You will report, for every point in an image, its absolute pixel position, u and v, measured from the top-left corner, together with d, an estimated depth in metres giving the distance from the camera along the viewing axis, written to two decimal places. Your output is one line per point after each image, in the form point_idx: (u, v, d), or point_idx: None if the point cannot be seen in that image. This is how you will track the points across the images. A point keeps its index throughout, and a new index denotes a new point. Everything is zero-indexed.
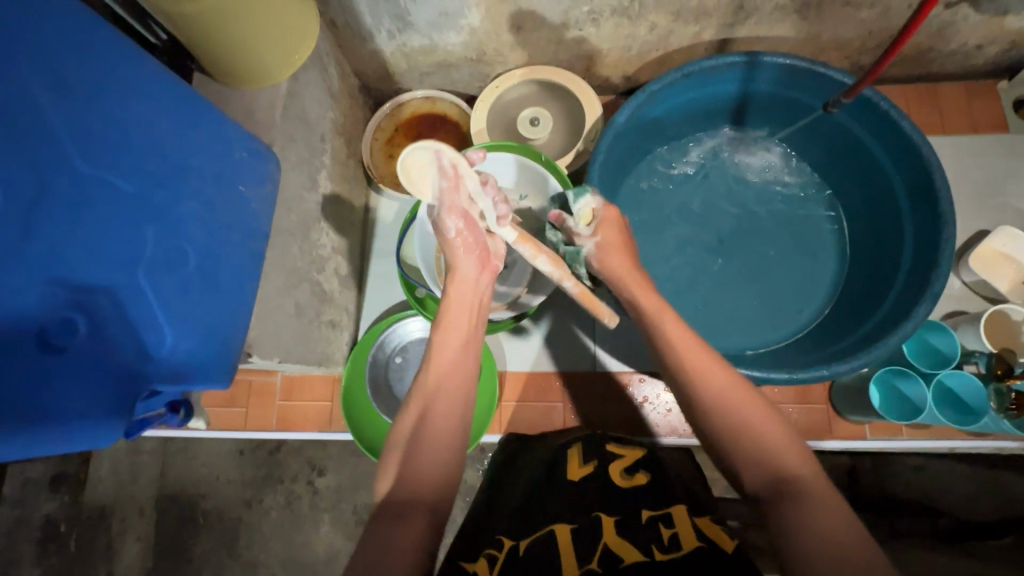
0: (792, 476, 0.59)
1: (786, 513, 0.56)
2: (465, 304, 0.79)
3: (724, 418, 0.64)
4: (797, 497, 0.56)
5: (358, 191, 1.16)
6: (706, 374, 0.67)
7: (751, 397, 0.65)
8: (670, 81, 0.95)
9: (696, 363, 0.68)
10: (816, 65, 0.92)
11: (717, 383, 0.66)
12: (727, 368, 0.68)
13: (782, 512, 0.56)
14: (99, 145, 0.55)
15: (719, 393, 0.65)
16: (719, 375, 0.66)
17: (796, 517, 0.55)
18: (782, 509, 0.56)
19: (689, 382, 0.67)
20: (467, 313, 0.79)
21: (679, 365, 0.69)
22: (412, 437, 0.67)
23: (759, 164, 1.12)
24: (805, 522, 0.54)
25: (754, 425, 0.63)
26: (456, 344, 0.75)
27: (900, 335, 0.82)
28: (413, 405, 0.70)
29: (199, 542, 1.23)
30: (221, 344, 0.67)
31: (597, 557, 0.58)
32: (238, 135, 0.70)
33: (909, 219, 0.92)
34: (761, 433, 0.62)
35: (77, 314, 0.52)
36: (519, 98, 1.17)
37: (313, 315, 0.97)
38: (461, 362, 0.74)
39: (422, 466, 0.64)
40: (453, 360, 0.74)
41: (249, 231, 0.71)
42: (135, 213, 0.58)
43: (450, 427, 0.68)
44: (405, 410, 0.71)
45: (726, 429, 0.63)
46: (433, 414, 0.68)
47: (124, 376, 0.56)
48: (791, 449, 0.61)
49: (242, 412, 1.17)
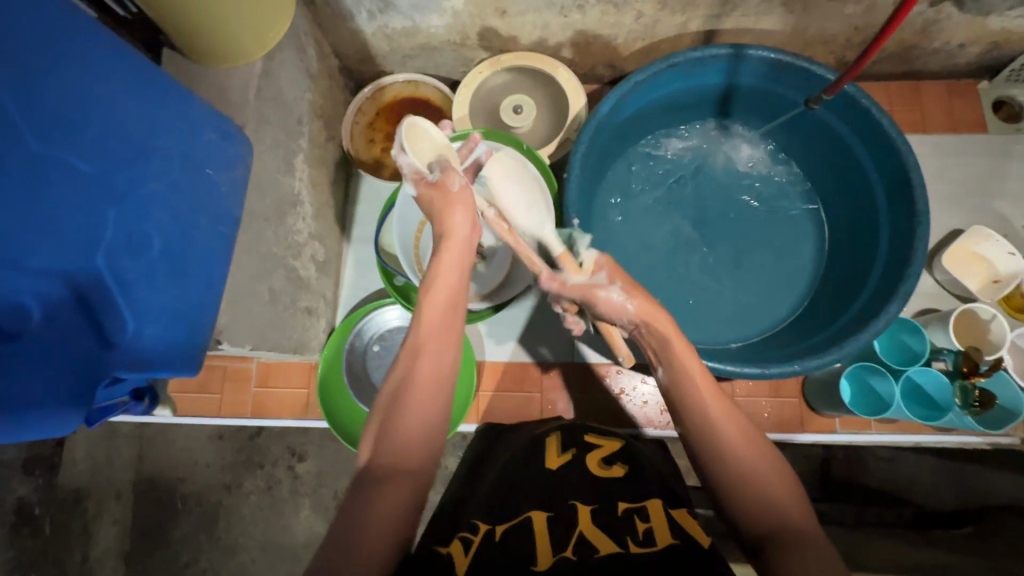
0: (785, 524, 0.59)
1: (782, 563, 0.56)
2: (456, 260, 0.76)
3: (728, 467, 0.63)
4: (787, 542, 0.57)
5: (338, 176, 1.14)
6: (715, 423, 0.65)
7: (760, 449, 0.64)
8: (655, 72, 0.94)
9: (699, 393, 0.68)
10: (801, 61, 0.91)
11: (731, 433, 0.65)
12: (742, 418, 0.67)
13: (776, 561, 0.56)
14: (56, 123, 0.53)
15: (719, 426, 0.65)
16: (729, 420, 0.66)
17: (788, 566, 0.55)
18: (774, 556, 0.57)
19: (699, 435, 0.66)
20: (452, 265, 0.75)
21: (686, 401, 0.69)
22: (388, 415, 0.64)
23: (742, 157, 1.12)
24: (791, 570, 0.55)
25: (756, 474, 0.62)
26: (439, 320, 0.70)
27: (871, 332, 0.83)
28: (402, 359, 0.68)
29: (177, 526, 1.22)
30: (186, 330, 0.65)
31: (572, 548, 0.59)
32: (208, 116, 0.68)
33: (885, 217, 0.93)
34: (764, 482, 0.62)
35: (32, 300, 0.51)
36: (502, 85, 1.15)
37: (289, 301, 0.96)
38: (439, 340, 0.69)
39: (406, 426, 0.63)
40: (432, 345, 0.68)
41: (219, 216, 0.69)
42: (95, 195, 0.56)
43: (427, 417, 0.64)
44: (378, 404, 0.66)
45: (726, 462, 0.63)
46: (425, 370, 0.66)
47: (84, 364, 0.55)
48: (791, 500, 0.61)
49: (218, 397, 1.15)
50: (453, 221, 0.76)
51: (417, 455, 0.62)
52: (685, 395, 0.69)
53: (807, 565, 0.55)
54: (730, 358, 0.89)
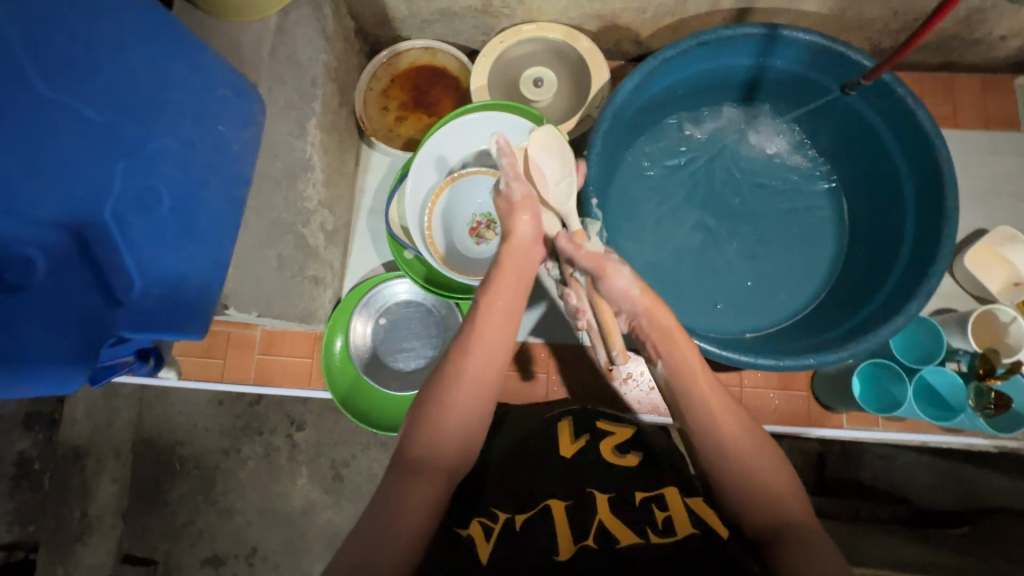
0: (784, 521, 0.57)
1: (780, 558, 0.55)
2: (523, 275, 0.74)
3: (726, 462, 0.62)
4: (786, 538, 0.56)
5: (349, 143, 1.11)
6: (713, 417, 0.64)
7: (761, 446, 0.63)
8: (684, 49, 0.90)
9: (694, 377, 0.67)
10: (840, 45, 0.88)
11: (729, 429, 0.63)
12: (742, 410, 0.66)
13: (773, 557, 0.55)
14: (64, 67, 0.50)
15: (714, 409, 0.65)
16: (728, 409, 0.65)
17: (779, 555, 0.55)
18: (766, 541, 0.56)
19: (698, 430, 0.64)
20: (514, 278, 0.72)
21: (681, 388, 0.67)
22: (430, 410, 0.64)
23: (766, 144, 1.09)
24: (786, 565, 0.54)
25: (755, 471, 0.61)
26: (494, 323, 0.69)
27: (890, 329, 0.82)
28: (452, 362, 0.67)
29: (175, 488, 1.23)
30: (193, 293, 0.64)
31: (593, 538, 0.61)
32: (222, 70, 0.65)
33: (911, 213, 0.91)
34: (763, 479, 0.60)
35: (37, 252, 0.49)
36: (524, 57, 1.11)
37: (297, 269, 0.94)
38: (495, 348, 0.68)
39: (445, 425, 0.63)
40: (484, 351, 0.67)
41: (230, 176, 0.67)
42: (103, 147, 0.53)
43: (470, 417, 0.64)
44: (421, 395, 0.66)
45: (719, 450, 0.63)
46: (470, 376, 0.65)
47: (89, 322, 0.53)
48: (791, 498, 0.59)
49: (221, 362, 1.14)
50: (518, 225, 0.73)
51: (452, 456, 0.62)
52: (682, 386, 0.67)
53: (806, 563, 0.53)
54: (743, 347, 0.87)
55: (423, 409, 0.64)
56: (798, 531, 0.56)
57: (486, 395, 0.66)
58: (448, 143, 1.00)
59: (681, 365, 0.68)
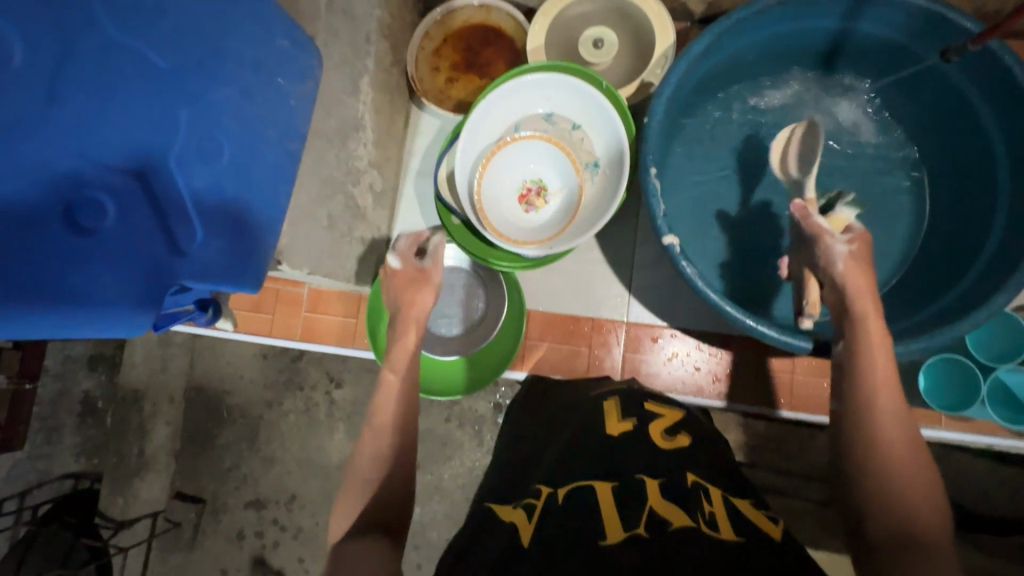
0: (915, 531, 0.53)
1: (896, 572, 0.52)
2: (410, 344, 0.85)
3: (872, 463, 0.58)
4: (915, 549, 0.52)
5: (399, 104, 1.09)
6: (874, 412, 0.61)
7: (915, 455, 0.58)
8: (761, 9, 0.83)
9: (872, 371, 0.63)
10: (941, 5, 0.79)
11: (890, 428, 0.59)
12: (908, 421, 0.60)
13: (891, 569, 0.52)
14: (134, 15, 0.51)
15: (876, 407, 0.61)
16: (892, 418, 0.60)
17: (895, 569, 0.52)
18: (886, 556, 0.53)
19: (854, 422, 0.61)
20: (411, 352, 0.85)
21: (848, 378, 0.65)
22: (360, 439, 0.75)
23: (842, 117, 1.00)
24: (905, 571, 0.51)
25: (900, 478, 0.57)
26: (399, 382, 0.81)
27: (969, 323, 0.76)
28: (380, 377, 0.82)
29: (221, 434, 1.29)
30: (249, 249, 0.63)
31: (643, 523, 0.57)
32: (280, 20, 0.64)
33: (1006, 197, 0.83)
34: (905, 488, 0.56)
35: (106, 197, 0.50)
36: (582, 16, 1.06)
37: (346, 229, 0.94)
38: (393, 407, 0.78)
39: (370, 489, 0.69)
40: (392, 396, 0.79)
41: (287, 130, 0.66)
42: (169, 94, 0.53)
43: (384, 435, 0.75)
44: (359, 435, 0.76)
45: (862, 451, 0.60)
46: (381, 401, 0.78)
47: (152, 268, 0.53)
48: (933, 513, 0.55)
49: (269, 317, 1.18)
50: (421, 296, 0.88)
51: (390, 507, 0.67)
52: (850, 373, 0.64)
53: None
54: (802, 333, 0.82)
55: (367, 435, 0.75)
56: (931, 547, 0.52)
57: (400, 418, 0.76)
58: (502, 105, 0.96)
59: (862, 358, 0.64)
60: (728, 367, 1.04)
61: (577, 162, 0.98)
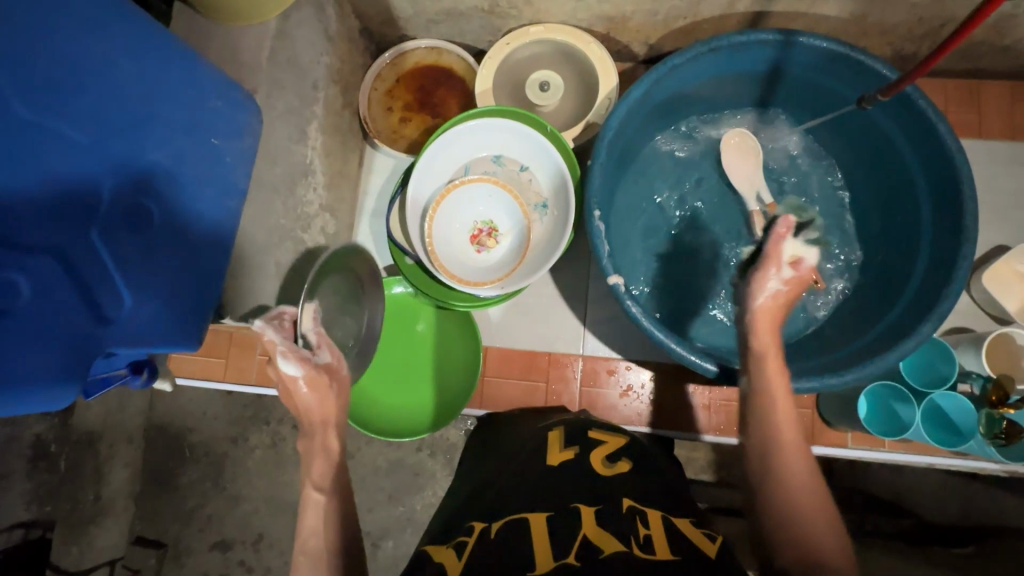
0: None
1: None
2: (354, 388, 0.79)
3: (781, 500, 0.59)
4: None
5: (353, 144, 1.10)
6: (783, 449, 0.61)
7: (818, 491, 0.59)
8: (694, 56, 0.87)
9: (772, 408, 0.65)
10: (858, 54, 0.84)
11: (795, 470, 0.60)
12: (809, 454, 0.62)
13: None
14: (47, 87, 0.49)
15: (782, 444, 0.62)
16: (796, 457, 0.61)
17: None
18: None
19: (762, 457, 0.62)
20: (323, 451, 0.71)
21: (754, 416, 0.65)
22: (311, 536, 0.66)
23: (778, 154, 1.05)
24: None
25: (810, 514, 0.57)
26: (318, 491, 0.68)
27: (898, 353, 0.79)
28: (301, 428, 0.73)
29: (184, 473, 1.25)
30: (185, 306, 0.64)
31: (574, 553, 0.60)
32: (213, 79, 0.65)
33: (928, 229, 0.88)
34: (814, 523, 0.56)
35: (25, 276, 0.48)
36: (530, 58, 1.08)
37: (297, 274, 0.94)
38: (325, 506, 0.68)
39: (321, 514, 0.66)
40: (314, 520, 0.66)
41: (223, 188, 0.68)
42: (93, 166, 0.53)
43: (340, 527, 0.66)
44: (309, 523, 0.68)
45: (773, 488, 0.60)
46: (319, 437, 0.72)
47: (80, 340, 0.52)
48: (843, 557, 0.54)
49: (221, 362, 1.15)
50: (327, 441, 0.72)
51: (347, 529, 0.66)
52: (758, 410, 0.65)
53: None
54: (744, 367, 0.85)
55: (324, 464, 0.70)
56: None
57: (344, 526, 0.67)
58: (451, 148, 0.98)
59: (765, 392, 0.66)
60: (683, 398, 1.06)
61: (524, 204, 1.00)
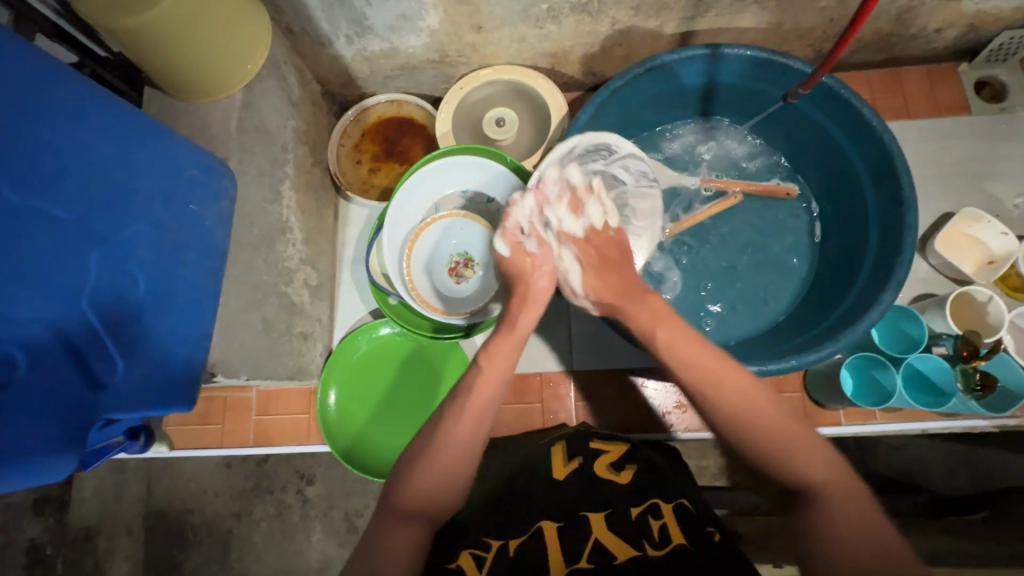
0: (815, 487, 0.60)
1: (807, 521, 0.58)
2: (519, 339, 0.76)
3: (752, 434, 0.64)
4: (823, 502, 0.59)
5: (326, 199, 1.15)
6: (734, 395, 0.66)
7: (767, 406, 0.65)
8: (634, 76, 0.94)
9: (691, 347, 0.71)
10: (778, 56, 0.92)
11: (731, 390, 0.66)
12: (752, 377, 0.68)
13: (803, 520, 0.59)
14: (35, 175, 0.53)
15: (735, 395, 0.66)
16: (739, 379, 0.67)
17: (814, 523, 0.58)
18: (805, 513, 0.59)
19: (732, 426, 0.65)
20: (510, 346, 0.75)
21: (689, 369, 0.70)
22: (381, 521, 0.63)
23: (728, 155, 1.12)
24: (824, 524, 0.57)
25: (785, 446, 0.63)
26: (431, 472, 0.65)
27: (867, 322, 0.83)
28: (472, 366, 0.74)
29: (188, 559, 1.21)
30: (175, 367, 0.68)
31: (586, 557, 0.62)
32: (189, 151, 0.69)
33: (874, 206, 0.93)
34: (791, 449, 0.63)
35: (19, 350, 0.51)
36: (484, 98, 1.15)
37: (283, 328, 0.96)
38: (456, 464, 0.66)
39: (437, 461, 0.66)
40: (415, 496, 0.64)
41: (205, 250, 0.71)
42: (78, 242, 0.57)
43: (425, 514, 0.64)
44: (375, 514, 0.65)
45: (741, 427, 0.65)
46: (484, 381, 0.72)
47: (73, 407, 0.55)
48: (823, 462, 0.62)
49: (218, 428, 1.14)
50: (538, 287, 0.79)
51: (459, 477, 0.67)
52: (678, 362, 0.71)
53: (837, 523, 0.57)
54: None
55: (448, 431, 0.68)
56: (830, 496, 0.59)
57: (441, 496, 0.65)
58: (419, 188, 1.02)
59: (686, 355, 0.70)
60: (674, 399, 1.07)
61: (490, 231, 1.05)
